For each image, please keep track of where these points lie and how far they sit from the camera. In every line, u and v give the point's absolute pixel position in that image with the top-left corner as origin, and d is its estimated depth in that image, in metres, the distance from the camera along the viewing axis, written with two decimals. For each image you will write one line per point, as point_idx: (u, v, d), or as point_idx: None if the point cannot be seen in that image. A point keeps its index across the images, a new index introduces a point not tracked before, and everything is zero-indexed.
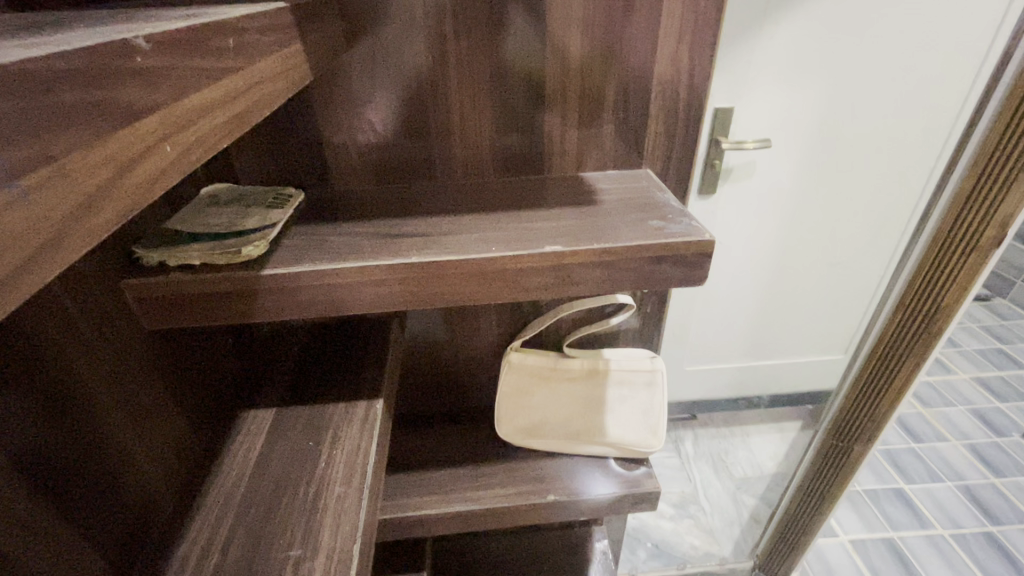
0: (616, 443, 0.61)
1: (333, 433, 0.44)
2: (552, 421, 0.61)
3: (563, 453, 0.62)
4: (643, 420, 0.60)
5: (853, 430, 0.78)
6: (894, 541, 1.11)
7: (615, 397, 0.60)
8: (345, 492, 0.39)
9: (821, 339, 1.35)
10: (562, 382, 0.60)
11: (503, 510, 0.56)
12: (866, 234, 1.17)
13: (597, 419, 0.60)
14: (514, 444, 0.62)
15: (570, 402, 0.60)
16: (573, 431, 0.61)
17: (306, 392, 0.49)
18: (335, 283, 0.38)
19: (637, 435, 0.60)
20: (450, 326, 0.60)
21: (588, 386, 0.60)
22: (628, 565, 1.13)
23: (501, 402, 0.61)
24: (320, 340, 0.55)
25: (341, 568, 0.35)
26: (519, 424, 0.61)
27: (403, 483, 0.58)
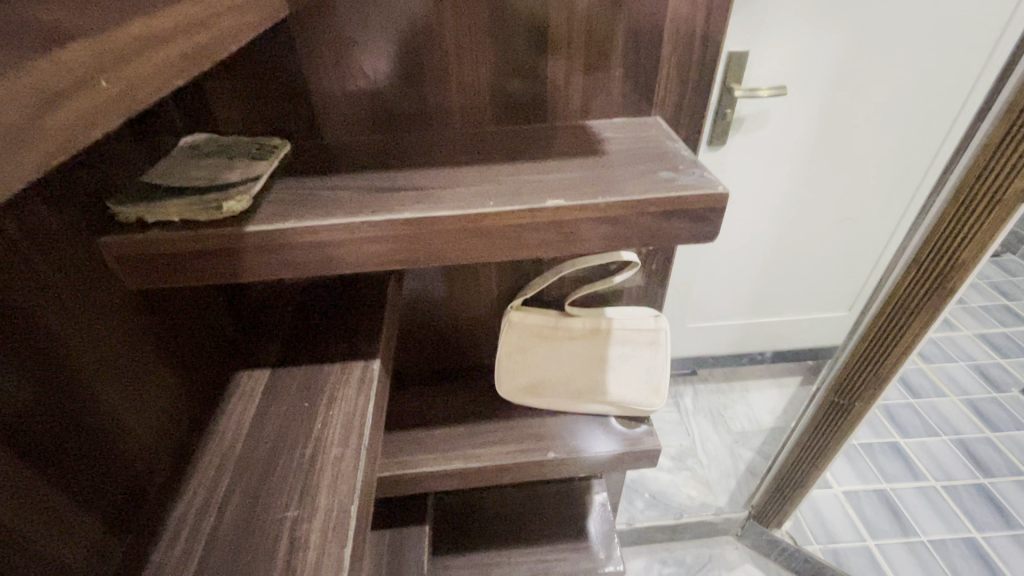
0: (617, 402, 0.60)
1: (330, 392, 0.44)
2: (554, 380, 0.60)
3: (564, 410, 0.62)
4: (645, 380, 0.60)
5: (856, 388, 0.78)
6: (886, 492, 1.13)
7: (616, 356, 0.59)
8: (343, 453, 0.39)
9: (826, 295, 1.33)
10: (564, 342, 0.59)
11: (503, 467, 0.57)
12: (879, 188, 1.13)
13: (598, 379, 0.60)
14: (515, 403, 0.62)
15: (571, 362, 0.59)
16: (574, 390, 0.60)
17: (302, 353, 0.47)
18: (324, 241, 0.37)
19: (638, 395, 0.60)
20: (448, 283, 0.58)
21: (591, 345, 0.59)
22: (625, 515, 1.17)
23: (501, 360, 0.60)
24: (312, 299, 0.53)
25: (338, 529, 0.34)
26: (520, 382, 0.60)
27: (403, 440, 0.58)
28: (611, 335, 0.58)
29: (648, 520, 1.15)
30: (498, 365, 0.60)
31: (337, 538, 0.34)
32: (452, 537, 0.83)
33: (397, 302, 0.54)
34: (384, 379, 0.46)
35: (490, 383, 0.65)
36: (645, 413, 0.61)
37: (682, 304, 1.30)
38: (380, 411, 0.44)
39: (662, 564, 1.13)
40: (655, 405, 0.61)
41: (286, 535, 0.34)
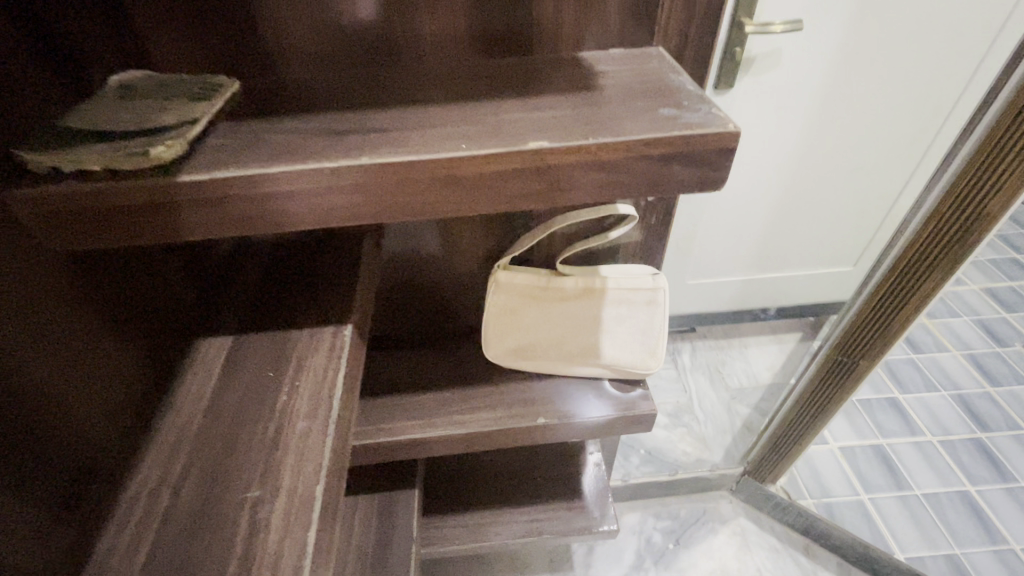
0: (611, 365, 0.57)
1: (298, 360, 0.40)
2: (544, 342, 0.57)
3: (555, 372, 0.58)
4: (640, 342, 0.56)
5: (861, 347, 0.75)
6: (883, 447, 1.13)
7: (611, 317, 0.55)
8: (311, 426, 0.35)
9: (832, 250, 1.28)
10: (556, 302, 0.55)
11: (491, 432, 0.54)
12: (896, 135, 1.06)
13: (591, 341, 0.56)
14: (504, 367, 0.59)
15: (563, 324, 0.56)
16: (566, 352, 0.57)
17: (269, 318, 0.44)
18: (275, 192, 0.32)
19: (634, 357, 0.56)
20: (429, 239, 0.54)
21: (585, 305, 0.55)
22: (621, 472, 1.17)
23: (488, 321, 0.56)
24: (281, 257, 0.49)
25: (302, 510, 0.32)
26: (508, 344, 0.57)
27: (385, 406, 0.55)
28: (605, 295, 0.54)
29: (643, 476, 1.15)
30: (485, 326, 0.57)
31: (301, 519, 0.31)
32: (444, 498, 0.82)
33: (375, 260, 0.50)
34: (358, 345, 0.42)
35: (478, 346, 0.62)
36: (640, 375, 0.57)
37: (682, 260, 1.26)
38: (355, 379, 0.40)
39: (657, 518, 1.15)
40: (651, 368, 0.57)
41: (246, 517, 0.32)
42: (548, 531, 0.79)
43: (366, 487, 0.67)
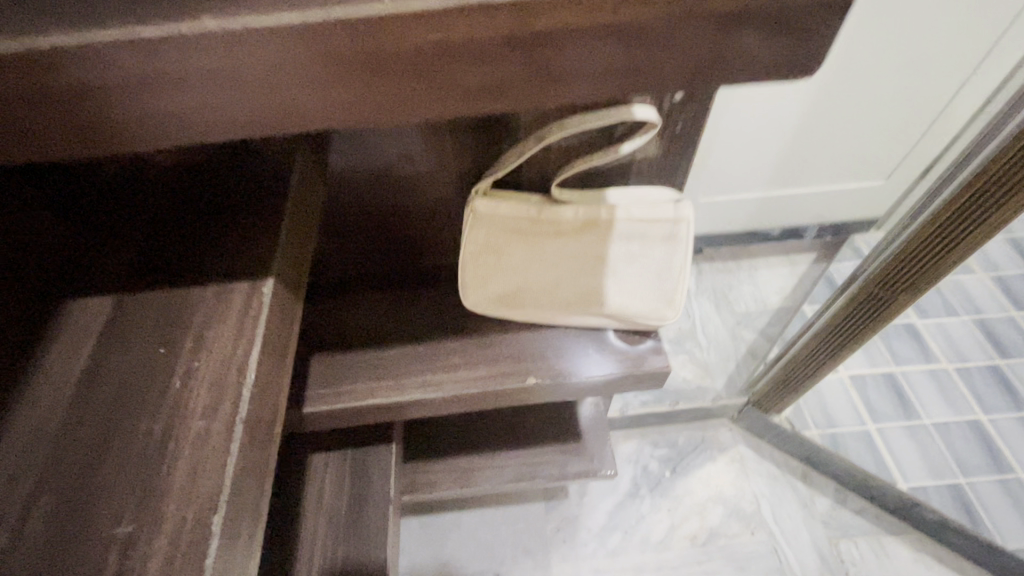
0: (617, 316, 0.47)
1: (197, 332, 0.30)
2: (535, 288, 0.46)
3: (547, 324, 0.48)
4: (656, 288, 0.45)
5: (906, 280, 0.65)
6: (894, 375, 1.08)
7: (619, 257, 0.45)
8: (215, 428, 0.27)
9: (865, 162, 1.14)
10: (549, 239, 0.44)
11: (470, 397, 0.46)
12: (965, 19, 0.87)
13: (594, 287, 0.45)
14: (487, 316, 0.49)
15: (558, 266, 0.45)
16: (561, 300, 0.46)
17: (168, 263, 0.33)
18: (128, 81, 0.23)
19: (647, 308, 0.46)
20: (384, 145, 0.42)
21: (585, 243, 0.44)
22: (620, 404, 1.11)
23: (466, 262, 0.46)
24: (188, 178, 0.37)
25: (195, 549, 0.24)
26: (490, 291, 0.47)
27: (341, 366, 0.46)
28: (611, 229, 0.43)
29: (643, 407, 1.10)
30: (462, 269, 0.46)
31: (192, 563, 0.24)
32: (428, 442, 0.76)
33: (312, 183, 0.38)
34: (285, 308, 0.32)
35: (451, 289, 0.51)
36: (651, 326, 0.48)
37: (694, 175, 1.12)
38: (280, 356, 0.31)
39: (654, 446, 1.12)
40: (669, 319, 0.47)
41: (118, 561, 0.24)
42: (540, 475, 0.74)
43: (335, 443, 0.60)
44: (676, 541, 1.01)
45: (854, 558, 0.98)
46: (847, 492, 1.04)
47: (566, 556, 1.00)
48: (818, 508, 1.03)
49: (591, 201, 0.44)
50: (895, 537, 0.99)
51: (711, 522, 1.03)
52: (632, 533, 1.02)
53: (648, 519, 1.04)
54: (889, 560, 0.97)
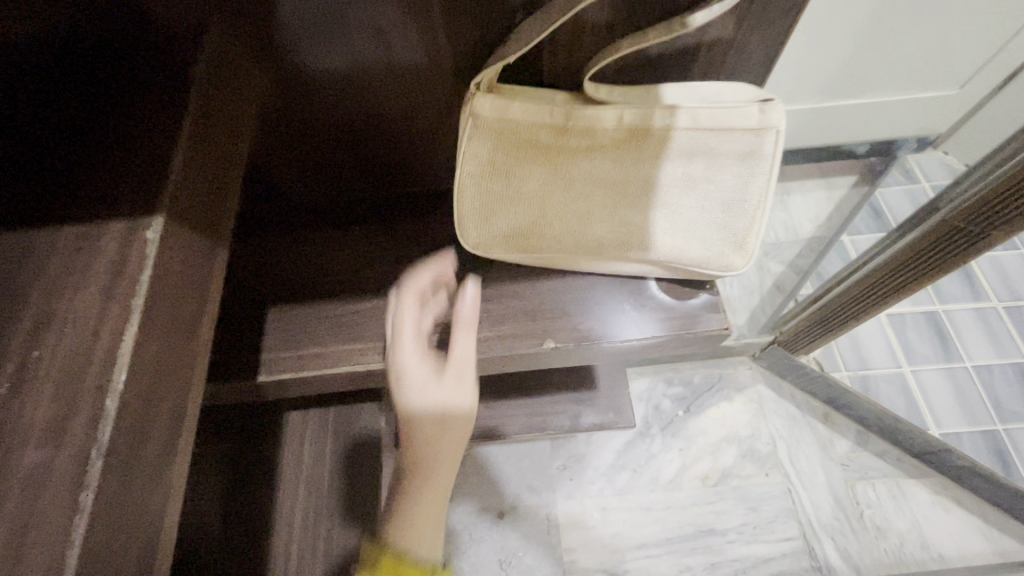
0: (670, 261, 0.41)
1: (67, 291, 0.29)
2: (564, 220, 0.41)
3: (562, 264, 0.45)
4: (716, 226, 0.40)
5: (1006, 217, 0.52)
6: (937, 315, 1.00)
7: (671, 183, 0.39)
8: (129, 399, 0.28)
9: (935, 69, 0.96)
10: (581, 156, 0.38)
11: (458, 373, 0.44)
12: None
13: (630, 221, 0.40)
14: (506, 257, 0.44)
15: (593, 191, 0.39)
16: (594, 237, 0.41)
17: (42, 172, 0.32)
18: None
19: (704, 250, 0.41)
20: (316, 53, 0.41)
21: (627, 162, 0.38)
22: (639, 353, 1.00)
23: (479, 189, 0.40)
24: (64, 58, 0.36)
25: None
26: (510, 224, 0.41)
27: (302, 323, 0.47)
28: (658, 145, 0.37)
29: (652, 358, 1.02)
30: (473, 197, 0.40)
31: None
32: None
33: (214, 89, 0.36)
34: (204, 258, 0.35)
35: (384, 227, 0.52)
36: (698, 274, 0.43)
37: None
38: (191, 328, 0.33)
39: (668, 384, 1.05)
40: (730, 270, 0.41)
41: None
42: (550, 429, 0.67)
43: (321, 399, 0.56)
44: (687, 481, 0.97)
45: (871, 500, 0.95)
46: (869, 435, 0.98)
47: (571, 494, 0.97)
48: (837, 450, 0.98)
49: (635, 100, 0.37)
50: (915, 481, 0.95)
51: (724, 463, 0.98)
52: (641, 472, 0.98)
53: (658, 458, 0.99)
54: (907, 502, 0.94)
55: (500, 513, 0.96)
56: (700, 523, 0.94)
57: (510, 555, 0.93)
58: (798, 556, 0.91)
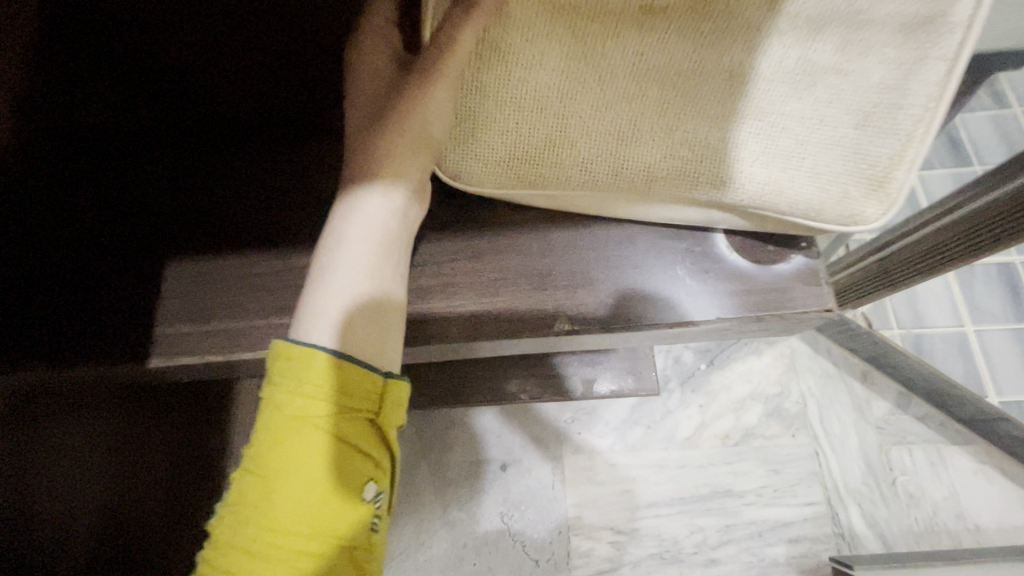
0: (761, 183, 0.43)
1: None
2: (593, 118, 0.44)
3: (583, 199, 0.47)
4: (822, 147, 0.42)
5: None
6: (1013, 267, 0.91)
7: (791, 73, 0.41)
8: None
9: None
10: (626, 38, 0.42)
11: (420, 137, 0.43)
12: None
13: (683, 128, 0.43)
14: (535, 167, 0.45)
15: (629, 85, 0.43)
16: (620, 128, 0.44)
17: None
18: None
19: (804, 177, 0.43)
20: None
21: (683, 55, 0.42)
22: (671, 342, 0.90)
23: (511, 74, 0.43)
24: None
25: None
26: (552, 125, 0.44)
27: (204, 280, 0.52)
28: (789, 32, 0.41)
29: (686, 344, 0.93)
30: (496, 77, 0.44)
31: None
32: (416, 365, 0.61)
33: None
34: None
35: (296, 173, 0.55)
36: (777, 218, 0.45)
37: None
38: None
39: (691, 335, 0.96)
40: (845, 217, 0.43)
41: None
42: (562, 393, 0.60)
43: None
44: (705, 440, 0.90)
45: (906, 467, 0.87)
46: (912, 397, 0.89)
47: (579, 447, 0.91)
48: (874, 413, 0.90)
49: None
50: (959, 447, 0.87)
51: (747, 422, 0.90)
52: (656, 428, 0.91)
53: (675, 415, 0.92)
54: (946, 471, 0.87)
55: (503, 465, 0.91)
56: (716, 484, 0.88)
57: (512, 508, 0.89)
58: (821, 521, 0.85)
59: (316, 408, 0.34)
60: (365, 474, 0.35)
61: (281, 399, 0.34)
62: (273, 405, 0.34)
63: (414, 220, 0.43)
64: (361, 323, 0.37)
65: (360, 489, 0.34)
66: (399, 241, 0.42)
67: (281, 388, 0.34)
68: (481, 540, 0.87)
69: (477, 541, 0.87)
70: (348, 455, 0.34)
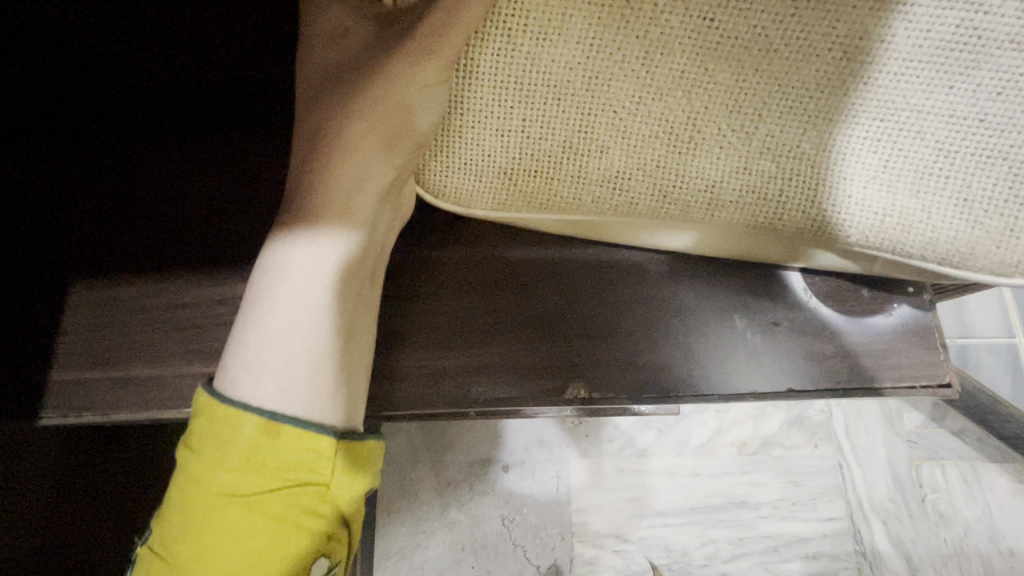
0: (882, 208, 0.40)
1: None
2: (623, 112, 0.41)
3: (613, 229, 0.47)
4: (982, 163, 0.38)
5: None
6: None
7: (945, 46, 0.37)
8: None
9: None
10: (677, 6, 0.38)
11: (399, 132, 0.42)
12: None
13: (762, 130, 0.41)
14: (562, 176, 0.44)
15: (676, 70, 0.40)
16: (663, 134, 0.42)
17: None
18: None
19: (945, 204, 0.39)
20: None
21: (768, 28, 0.39)
22: None
23: (524, 51, 0.40)
24: None
25: None
26: (576, 122, 0.42)
27: (108, 323, 0.50)
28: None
29: None
30: (497, 50, 0.41)
31: None
32: None
33: None
34: None
35: None
36: (894, 254, 0.42)
37: None
38: None
39: None
40: (1015, 261, 0.39)
41: None
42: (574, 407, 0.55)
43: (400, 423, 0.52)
44: (721, 447, 0.85)
45: (937, 484, 0.81)
46: (947, 409, 0.83)
47: (587, 450, 0.86)
48: (905, 425, 0.84)
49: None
50: (995, 466, 0.81)
51: (766, 430, 0.85)
52: (670, 432, 0.86)
53: (690, 419, 0.86)
54: (980, 489, 0.81)
55: (506, 466, 0.86)
56: (730, 495, 0.83)
57: (514, 511, 0.85)
58: (840, 537, 0.80)
59: (242, 484, 0.37)
60: (310, 551, 0.39)
61: (229, 483, 0.37)
62: (192, 476, 0.37)
63: (379, 243, 0.45)
64: (307, 378, 0.39)
65: (306, 563, 0.39)
66: (363, 264, 0.43)
67: (202, 460, 0.37)
68: (480, 542, 0.84)
69: (476, 544, 0.84)
70: (293, 537, 0.38)
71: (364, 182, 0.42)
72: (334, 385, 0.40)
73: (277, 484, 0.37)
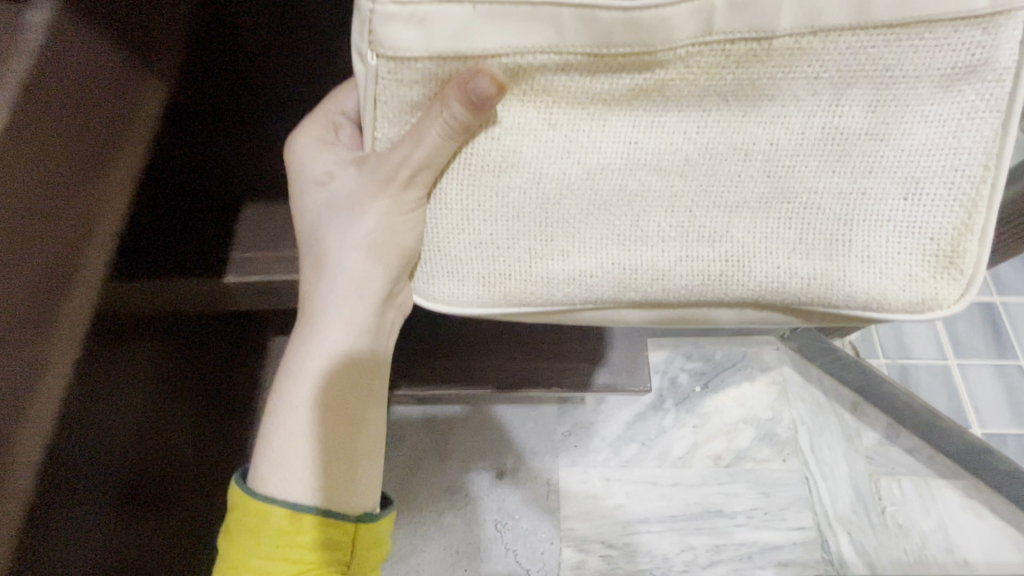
0: (805, 275, 0.43)
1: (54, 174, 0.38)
2: (576, 222, 0.43)
3: (584, 317, 0.49)
4: (873, 226, 0.42)
5: None
6: (994, 307, 1.00)
7: (819, 137, 0.40)
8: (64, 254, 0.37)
9: None
10: (607, 129, 0.41)
11: (384, 252, 0.44)
12: None
13: (700, 226, 0.43)
14: (532, 286, 0.45)
15: (621, 184, 0.42)
16: (621, 236, 0.44)
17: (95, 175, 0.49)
18: None
19: (854, 263, 0.43)
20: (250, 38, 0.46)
21: (684, 140, 0.41)
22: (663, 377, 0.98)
23: (486, 182, 0.42)
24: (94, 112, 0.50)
25: None
26: (536, 233, 0.43)
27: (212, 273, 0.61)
28: (810, 98, 0.40)
29: (686, 373, 0.99)
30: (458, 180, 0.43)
31: None
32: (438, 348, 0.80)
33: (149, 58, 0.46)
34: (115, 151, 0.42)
35: None
36: (825, 308, 0.46)
37: None
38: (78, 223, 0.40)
39: (687, 358, 1.00)
40: (919, 301, 0.43)
41: None
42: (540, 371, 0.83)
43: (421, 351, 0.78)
44: (698, 460, 0.92)
45: (894, 497, 0.89)
46: (900, 428, 0.93)
47: (575, 460, 0.94)
48: (863, 442, 0.92)
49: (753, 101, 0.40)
50: (946, 481, 0.89)
51: (739, 444, 0.93)
52: (650, 445, 0.94)
53: (670, 433, 0.95)
54: (935, 503, 0.88)
55: (500, 474, 0.93)
56: (707, 504, 0.90)
57: (506, 517, 0.90)
58: (810, 546, 0.86)
59: (277, 565, 0.40)
60: None
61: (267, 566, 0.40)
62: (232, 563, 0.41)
63: (383, 349, 0.48)
64: (304, 472, 0.42)
65: None
66: (369, 367, 0.46)
67: (240, 547, 0.41)
68: (473, 545, 0.89)
69: (469, 545, 0.89)
70: None
71: (357, 306, 0.45)
72: (326, 476, 0.42)
73: (306, 561, 0.41)
